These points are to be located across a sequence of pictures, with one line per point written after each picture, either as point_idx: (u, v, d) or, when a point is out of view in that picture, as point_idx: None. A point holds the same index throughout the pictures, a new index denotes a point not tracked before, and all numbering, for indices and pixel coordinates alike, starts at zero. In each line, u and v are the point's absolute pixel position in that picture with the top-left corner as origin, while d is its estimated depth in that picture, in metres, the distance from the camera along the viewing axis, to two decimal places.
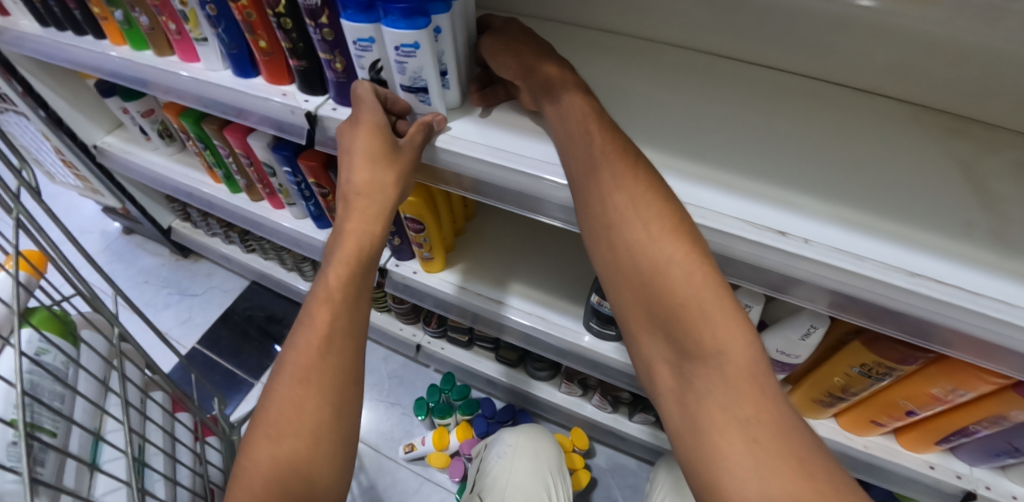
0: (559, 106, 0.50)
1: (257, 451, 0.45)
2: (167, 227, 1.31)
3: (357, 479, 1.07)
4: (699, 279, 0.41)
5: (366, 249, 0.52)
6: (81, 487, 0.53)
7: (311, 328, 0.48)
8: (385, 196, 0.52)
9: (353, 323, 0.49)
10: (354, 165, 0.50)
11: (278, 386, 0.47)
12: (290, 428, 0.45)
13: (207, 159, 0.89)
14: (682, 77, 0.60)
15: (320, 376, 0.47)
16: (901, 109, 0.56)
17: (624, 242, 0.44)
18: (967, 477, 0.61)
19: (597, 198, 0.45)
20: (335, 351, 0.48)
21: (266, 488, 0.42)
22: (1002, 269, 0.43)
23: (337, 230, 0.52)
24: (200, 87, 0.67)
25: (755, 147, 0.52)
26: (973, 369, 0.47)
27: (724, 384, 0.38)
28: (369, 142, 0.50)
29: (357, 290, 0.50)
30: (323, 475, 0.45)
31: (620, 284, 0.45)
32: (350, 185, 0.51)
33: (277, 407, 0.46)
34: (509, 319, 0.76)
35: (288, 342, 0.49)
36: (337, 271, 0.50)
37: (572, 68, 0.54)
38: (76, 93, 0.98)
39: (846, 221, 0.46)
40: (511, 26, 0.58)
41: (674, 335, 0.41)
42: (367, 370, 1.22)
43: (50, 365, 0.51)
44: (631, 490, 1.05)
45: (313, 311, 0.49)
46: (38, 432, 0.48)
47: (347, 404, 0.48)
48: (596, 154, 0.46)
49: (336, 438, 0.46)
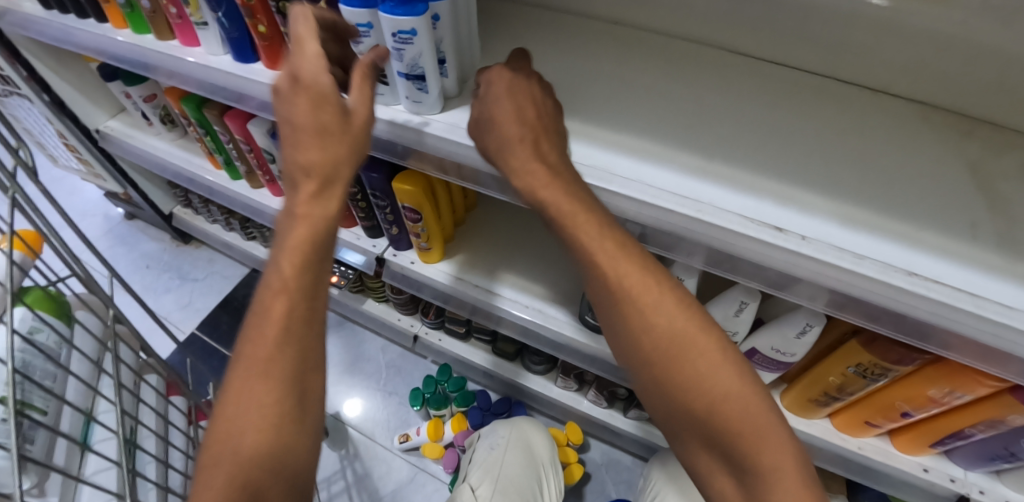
0: (515, 164, 0.46)
1: (214, 452, 0.39)
2: (168, 213, 1.32)
3: (352, 467, 1.08)
4: (726, 374, 0.39)
5: (326, 230, 0.45)
6: (71, 466, 0.54)
7: (265, 318, 0.42)
8: (343, 174, 0.45)
9: (313, 310, 0.43)
10: (299, 140, 0.44)
11: (233, 379, 0.41)
12: (252, 427, 0.39)
13: (207, 145, 0.89)
14: (688, 69, 0.60)
15: (282, 367, 0.41)
16: (909, 107, 0.55)
17: (646, 345, 0.41)
18: (961, 481, 0.61)
19: (607, 296, 0.43)
20: (298, 339, 0.42)
21: (225, 494, 0.37)
22: (1004, 271, 0.42)
23: (285, 213, 0.45)
24: (201, 72, 0.67)
25: (761, 142, 0.51)
26: (971, 372, 0.47)
27: (773, 479, 0.36)
28: (318, 114, 0.44)
29: (317, 272, 0.44)
30: (289, 470, 0.40)
31: (650, 389, 0.42)
32: (296, 166, 0.45)
33: (232, 404, 0.40)
34: (504, 311, 0.76)
35: (243, 333, 0.43)
36: (290, 249, 0.44)
37: (540, 108, 0.49)
38: (79, 76, 0.98)
39: (850, 219, 0.46)
40: (494, 87, 0.48)
41: (700, 426, 0.40)
42: (366, 359, 1.23)
43: (43, 344, 0.53)
44: (625, 485, 1.05)
45: (267, 303, 0.42)
46: (29, 410, 0.49)
47: (312, 393, 0.43)
48: (595, 246, 0.42)
49: (302, 432, 0.41)
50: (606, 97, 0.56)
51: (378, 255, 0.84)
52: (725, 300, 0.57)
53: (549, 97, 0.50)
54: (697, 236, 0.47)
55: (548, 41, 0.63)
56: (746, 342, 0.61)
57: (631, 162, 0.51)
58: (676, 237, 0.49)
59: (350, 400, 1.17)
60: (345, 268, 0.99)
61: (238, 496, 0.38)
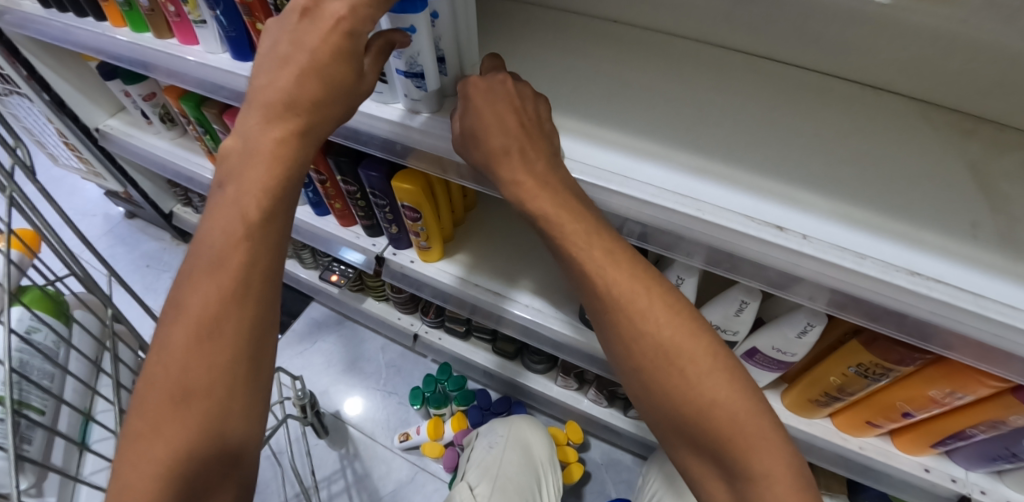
0: (505, 177, 0.46)
1: (153, 410, 0.37)
2: (169, 213, 1.32)
3: (352, 466, 1.08)
4: (713, 368, 0.39)
5: (290, 177, 0.41)
6: (69, 466, 0.54)
7: (219, 271, 0.39)
8: (324, 128, 0.43)
9: (273, 266, 0.41)
10: (301, 81, 0.40)
11: (173, 334, 0.39)
12: (198, 387, 0.38)
13: (206, 144, 0.89)
14: (688, 68, 0.59)
15: (234, 327, 0.39)
16: (911, 106, 0.55)
17: (635, 340, 0.41)
18: (962, 481, 0.60)
19: (596, 293, 0.43)
20: (253, 298, 0.40)
21: (173, 454, 0.37)
22: (1007, 270, 0.42)
23: (248, 146, 0.41)
24: (201, 71, 0.67)
25: (761, 141, 0.51)
26: (972, 372, 0.46)
27: (757, 469, 0.37)
28: (332, 62, 0.40)
29: (279, 227, 0.41)
30: (237, 431, 0.39)
31: (636, 386, 0.43)
32: (280, 100, 0.40)
33: (178, 361, 0.38)
34: (510, 313, 0.76)
35: (185, 282, 0.40)
36: (250, 196, 0.40)
37: (542, 117, 0.48)
38: (79, 75, 0.98)
39: (851, 218, 0.45)
40: (472, 102, 0.46)
41: (687, 429, 0.40)
42: (366, 358, 1.22)
43: (41, 343, 0.53)
44: (625, 485, 1.05)
45: (223, 253, 0.39)
46: (26, 410, 0.49)
47: (264, 351, 0.41)
48: (583, 255, 0.43)
49: (251, 392, 0.40)
50: (606, 96, 0.56)
51: (378, 254, 0.84)
52: (725, 299, 0.56)
53: (532, 100, 0.48)
54: (697, 236, 0.47)
55: (547, 40, 0.63)
56: (747, 341, 0.60)
57: (630, 161, 0.50)
58: (676, 237, 0.49)
59: (350, 399, 1.17)
60: (344, 268, 0.99)
61: (184, 453, 0.37)
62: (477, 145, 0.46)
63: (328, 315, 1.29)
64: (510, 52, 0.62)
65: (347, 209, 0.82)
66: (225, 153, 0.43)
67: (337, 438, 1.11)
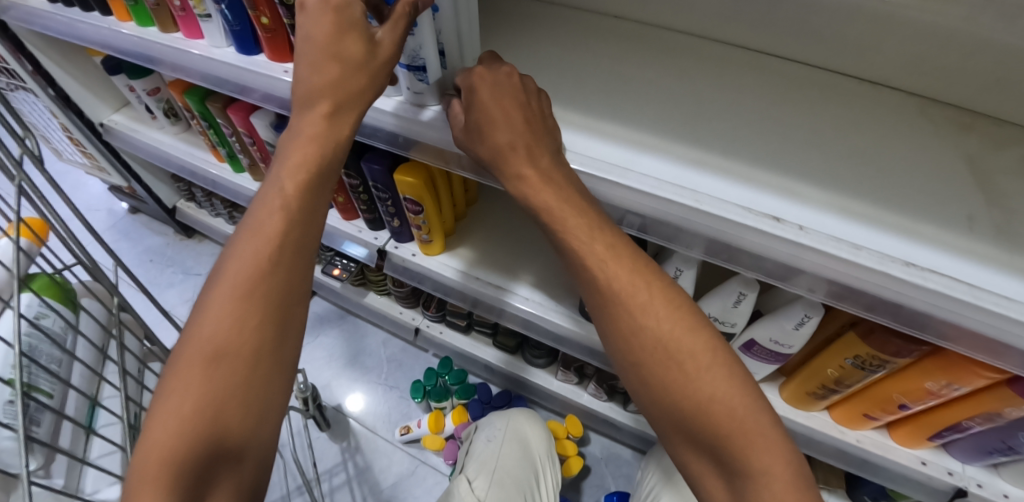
0: (506, 171, 0.46)
1: (184, 369, 0.38)
2: (172, 207, 1.33)
3: (354, 459, 1.09)
4: (709, 351, 0.40)
5: (327, 159, 0.45)
6: (76, 449, 0.56)
7: (259, 236, 0.41)
8: (356, 106, 0.45)
9: (305, 238, 0.43)
10: (321, 66, 0.43)
11: (212, 295, 0.40)
12: (227, 348, 0.39)
13: (211, 138, 0.90)
14: (689, 64, 0.60)
15: (265, 293, 0.40)
16: (909, 102, 0.55)
17: (638, 328, 0.41)
18: (959, 474, 0.61)
19: (596, 284, 0.43)
20: (286, 266, 0.42)
21: (198, 414, 0.37)
22: (1000, 262, 0.42)
23: (291, 131, 0.45)
24: (206, 65, 0.68)
25: (761, 134, 0.52)
26: (968, 363, 0.47)
27: (745, 448, 0.38)
28: (341, 39, 0.43)
29: (312, 205, 0.44)
30: (262, 397, 0.40)
31: (633, 376, 0.43)
32: (309, 88, 0.44)
33: (213, 322, 0.39)
34: (512, 307, 0.76)
35: (228, 250, 0.42)
36: (291, 172, 0.43)
37: (547, 113, 0.49)
38: (84, 70, 0.99)
39: (847, 211, 0.46)
40: (478, 95, 0.47)
41: (686, 426, 0.40)
42: (367, 352, 1.23)
43: (50, 329, 0.54)
44: (625, 479, 1.05)
45: (262, 219, 0.42)
46: (35, 393, 0.50)
47: (291, 325, 0.42)
48: (584, 250, 0.43)
49: (278, 358, 0.41)
50: (606, 90, 0.57)
51: (380, 247, 0.84)
52: (724, 291, 0.57)
53: (536, 95, 0.49)
54: (695, 227, 0.47)
55: (549, 35, 0.64)
56: (745, 333, 0.61)
57: (629, 154, 0.51)
58: (676, 228, 0.49)
59: (352, 393, 1.18)
60: (347, 262, 0.99)
61: (209, 413, 0.37)
62: (480, 140, 0.47)
63: (329, 310, 1.30)
64: (513, 47, 0.62)
65: (349, 202, 0.83)
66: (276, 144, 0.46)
67: (338, 431, 1.12)
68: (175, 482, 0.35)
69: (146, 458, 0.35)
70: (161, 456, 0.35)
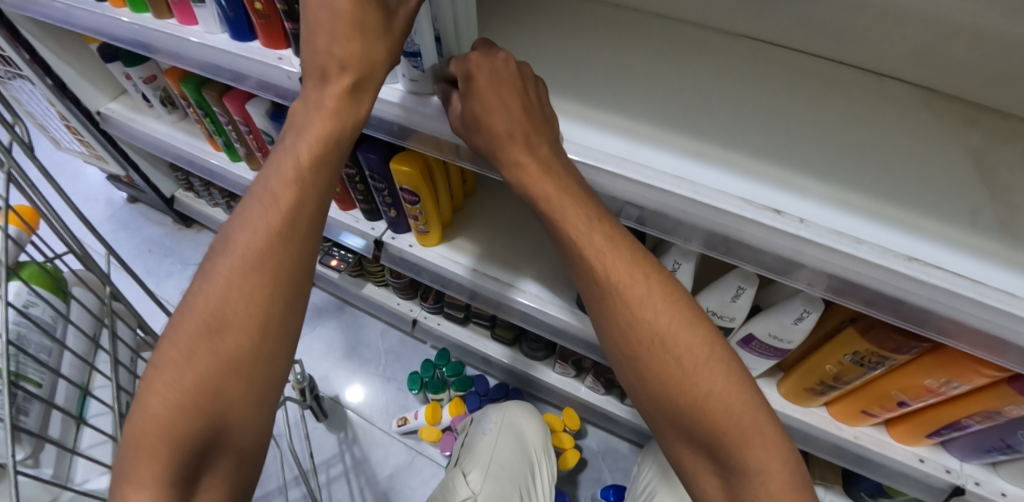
0: (503, 161, 0.46)
1: (186, 339, 0.38)
2: (171, 197, 1.32)
3: (351, 450, 1.10)
4: (708, 344, 0.40)
5: (346, 134, 0.44)
6: (67, 439, 0.57)
7: (271, 209, 0.40)
8: (376, 77, 0.44)
9: (318, 215, 0.42)
10: (340, 38, 0.41)
11: (219, 265, 0.40)
12: (231, 323, 0.38)
13: (207, 127, 0.89)
14: (690, 54, 0.58)
15: (275, 267, 0.40)
16: (915, 94, 0.54)
17: (637, 316, 0.41)
18: (957, 472, 0.61)
19: (594, 271, 0.42)
20: (298, 242, 0.41)
21: (199, 388, 0.37)
22: (1003, 258, 0.42)
23: (309, 102, 0.43)
24: (201, 52, 0.67)
25: (762, 126, 0.51)
26: (969, 361, 0.46)
27: (744, 441, 0.37)
28: (358, 9, 0.41)
29: (327, 178, 0.43)
30: (265, 374, 0.39)
31: (626, 367, 0.42)
32: (330, 59, 0.42)
33: (220, 293, 0.39)
34: (518, 303, 0.76)
35: (237, 220, 0.41)
36: (307, 143, 0.42)
37: (545, 101, 0.48)
38: (79, 58, 0.98)
39: (849, 204, 0.45)
40: (476, 83, 0.46)
41: (682, 418, 0.39)
42: (365, 344, 1.23)
43: (39, 317, 0.54)
44: (622, 473, 1.05)
45: (274, 191, 0.41)
46: (23, 382, 0.51)
47: (300, 300, 0.41)
48: (581, 237, 0.42)
49: (283, 336, 0.40)
50: (606, 80, 0.56)
51: (377, 238, 0.84)
52: (722, 285, 0.56)
53: (533, 82, 0.48)
54: (694, 219, 0.47)
55: (547, 23, 0.62)
56: (743, 328, 0.61)
57: (628, 145, 0.50)
58: (675, 221, 0.49)
59: (351, 385, 1.17)
60: (345, 252, 0.98)
61: (210, 388, 0.37)
62: (477, 129, 0.46)
63: (328, 301, 1.29)
64: (511, 36, 0.61)
65: (346, 193, 0.82)
66: (290, 113, 0.45)
67: (336, 421, 1.12)
68: (175, 452, 0.36)
69: (145, 427, 0.36)
70: (159, 428, 0.36)
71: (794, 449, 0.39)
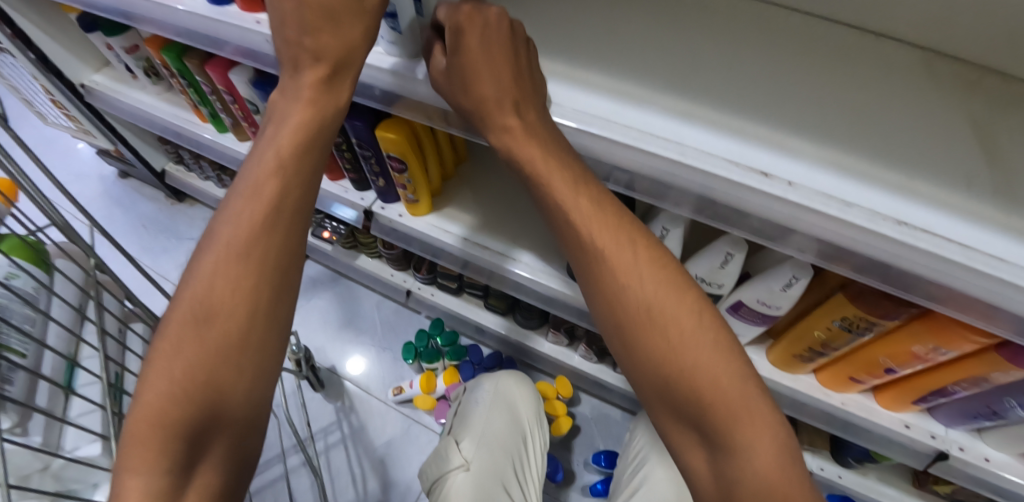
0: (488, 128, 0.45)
1: (176, 331, 0.38)
2: (161, 171, 1.31)
3: (348, 420, 1.11)
4: (699, 328, 0.39)
5: (328, 120, 0.43)
6: (54, 408, 0.60)
7: (254, 199, 0.40)
8: (354, 61, 0.43)
9: (304, 202, 0.41)
10: (315, 26, 0.41)
11: (205, 257, 0.39)
12: (219, 313, 0.38)
13: (191, 97, 0.87)
14: (685, 15, 0.56)
15: (261, 255, 0.39)
16: (915, 56, 0.52)
17: (626, 303, 0.40)
18: (942, 438, 0.61)
19: (584, 261, 0.42)
20: (283, 229, 0.40)
21: (189, 377, 0.37)
22: (997, 223, 0.41)
23: (289, 91, 0.43)
24: (177, 17, 0.65)
25: (756, 89, 0.49)
26: (958, 327, 0.46)
27: (737, 422, 0.36)
28: None
29: (311, 164, 0.42)
30: (255, 363, 0.39)
31: (621, 354, 0.42)
32: (302, 52, 0.42)
33: (206, 284, 0.38)
34: (514, 274, 0.75)
35: (222, 211, 0.41)
36: (289, 131, 0.42)
37: (533, 63, 0.46)
38: (60, 29, 0.95)
39: (841, 168, 0.44)
40: (466, 39, 0.44)
41: (676, 403, 0.39)
42: (361, 315, 1.24)
43: (21, 289, 0.56)
44: (615, 439, 1.07)
45: (258, 180, 0.40)
46: (8, 353, 0.52)
47: (288, 287, 0.41)
48: (570, 226, 0.42)
49: (272, 324, 0.40)
50: (597, 43, 0.54)
51: (366, 208, 0.83)
52: (711, 252, 0.56)
53: (524, 42, 0.46)
54: (682, 183, 0.46)
55: None
56: (732, 294, 0.60)
57: (615, 108, 0.49)
58: (663, 185, 0.48)
59: (348, 356, 1.19)
60: (336, 224, 0.98)
61: (199, 377, 0.37)
62: (465, 94, 0.45)
63: (323, 273, 1.30)
64: None
65: (333, 162, 0.81)
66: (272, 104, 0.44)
67: (333, 391, 1.14)
68: (165, 441, 0.36)
69: (138, 418, 0.36)
70: (151, 417, 0.36)
71: (787, 427, 0.37)
